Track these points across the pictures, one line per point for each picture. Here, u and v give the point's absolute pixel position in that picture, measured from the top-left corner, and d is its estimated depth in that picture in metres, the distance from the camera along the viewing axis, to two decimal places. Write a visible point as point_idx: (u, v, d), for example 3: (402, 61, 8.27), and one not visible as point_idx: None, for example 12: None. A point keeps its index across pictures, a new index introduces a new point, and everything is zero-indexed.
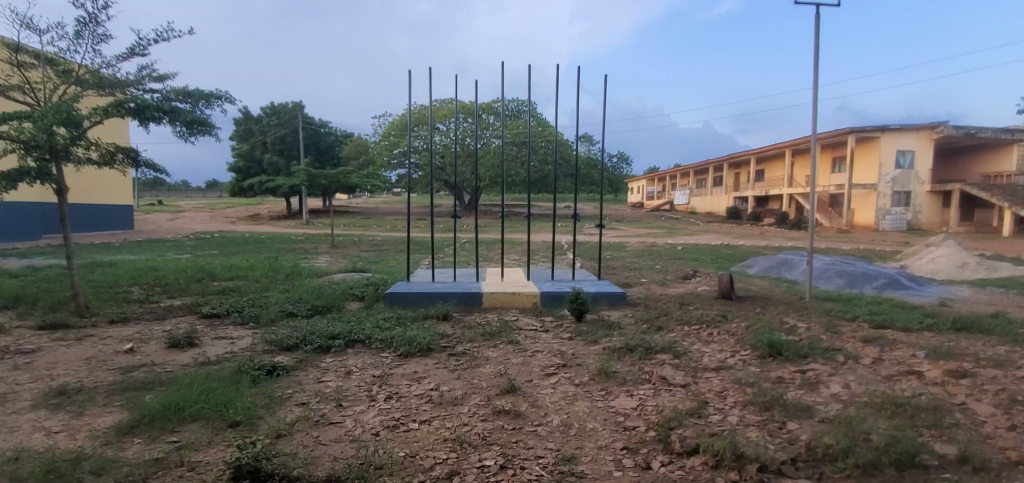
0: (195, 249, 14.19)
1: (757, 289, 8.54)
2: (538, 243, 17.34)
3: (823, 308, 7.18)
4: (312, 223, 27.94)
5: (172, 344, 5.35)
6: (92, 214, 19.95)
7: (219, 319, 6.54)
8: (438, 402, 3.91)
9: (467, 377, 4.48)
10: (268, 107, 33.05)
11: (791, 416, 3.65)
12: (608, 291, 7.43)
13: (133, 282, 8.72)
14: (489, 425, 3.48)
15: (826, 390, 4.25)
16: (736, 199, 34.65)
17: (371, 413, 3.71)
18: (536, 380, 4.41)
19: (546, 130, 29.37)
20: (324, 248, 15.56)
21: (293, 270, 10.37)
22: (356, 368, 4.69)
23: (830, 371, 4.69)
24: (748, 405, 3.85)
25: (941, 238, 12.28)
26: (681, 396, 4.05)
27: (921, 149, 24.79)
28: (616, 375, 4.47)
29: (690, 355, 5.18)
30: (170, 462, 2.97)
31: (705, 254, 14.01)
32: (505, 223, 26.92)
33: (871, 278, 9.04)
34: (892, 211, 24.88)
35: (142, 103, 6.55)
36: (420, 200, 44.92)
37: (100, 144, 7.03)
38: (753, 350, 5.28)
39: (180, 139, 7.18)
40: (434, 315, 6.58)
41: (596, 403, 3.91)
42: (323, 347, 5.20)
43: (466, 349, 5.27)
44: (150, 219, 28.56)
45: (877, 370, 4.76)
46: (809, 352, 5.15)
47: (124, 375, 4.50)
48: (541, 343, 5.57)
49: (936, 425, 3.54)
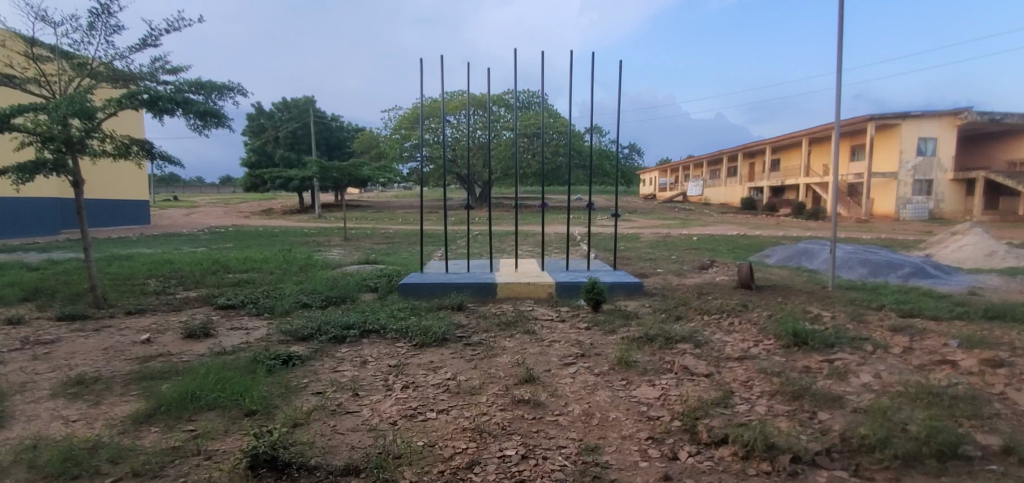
0: (211, 242, 14.33)
1: (776, 279, 8.35)
2: (552, 235, 17.17)
3: (847, 297, 6.98)
4: (323, 217, 28.01)
5: (188, 335, 5.33)
6: (107, 210, 20.12)
7: (234, 311, 6.52)
8: (456, 391, 3.84)
9: (483, 366, 4.40)
10: (279, 102, 33.28)
11: (822, 406, 3.51)
12: (625, 281, 7.29)
13: (148, 274, 8.77)
14: (508, 414, 3.40)
15: (856, 379, 4.10)
16: (751, 189, 34.11)
17: (388, 403, 3.64)
18: (554, 370, 4.31)
19: (558, 121, 29.04)
20: (336, 242, 15.55)
21: (307, 262, 10.38)
22: (372, 358, 4.64)
23: (859, 360, 4.54)
24: (776, 395, 3.72)
25: (968, 226, 11.90)
26: (705, 385, 3.93)
27: (943, 137, 24.11)
28: (636, 365, 4.37)
29: (712, 344, 5.05)
30: (186, 451, 2.93)
31: (722, 244, 13.77)
32: (518, 216, 26.79)
33: (896, 267, 8.79)
34: (913, 200, 24.31)
35: (156, 94, 6.53)
36: (431, 194, 44.83)
37: (116, 137, 7.07)
38: (777, 339, 5.13)
39: (193, 132, 7.18)
40: (449, 306, 6.51)
41: (617, 393, 3.80)
42: (338, 337, 5.15)
43: (483, 339, 5.19)
44: (166, 214, 28.93)
45: (908, 360, 4.59)
46: (836, 341, 4.99)
47: (140, 365, 4.49)
48: (557, 332, 5.48)
49: (976, 416, 3.38)
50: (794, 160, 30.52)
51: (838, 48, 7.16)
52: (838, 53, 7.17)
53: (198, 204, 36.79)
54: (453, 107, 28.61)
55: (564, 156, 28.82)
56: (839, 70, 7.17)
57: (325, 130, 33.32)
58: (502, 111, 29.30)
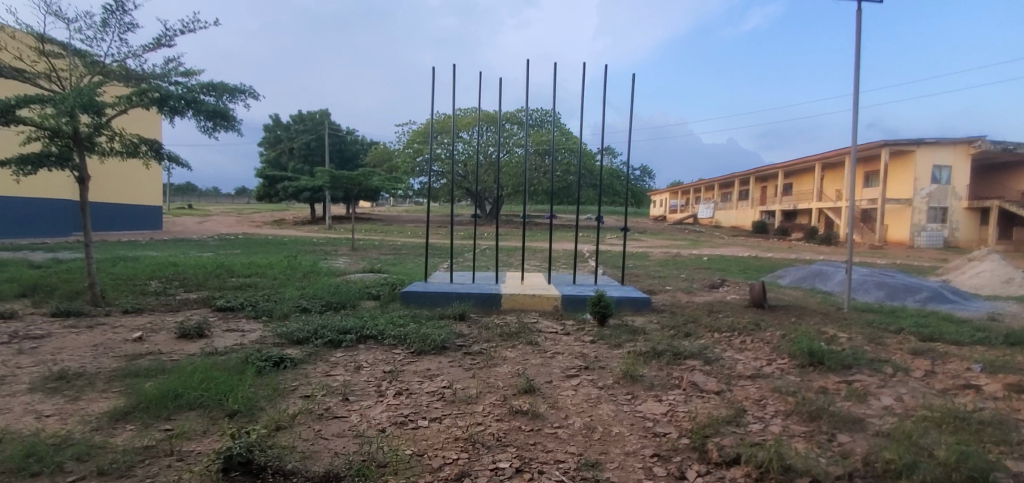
0: (219, 248, 14.38)
1: (789, 299, 8.08)
2: (559, 251, 17.02)
3: (863, 319, 6.68)
4: (333, 228, 28.15)
5: (181, 334, 5.20)
6: (118, 214, 20.26)
7: (231, 313, 6.40)
8: (451, 400, 3.64)
9: (482, 375, 4.20)
10: (295, 114, 33.83)
11: (840, 428, 3.26)
12: (632, 296, 7.08)
13: (151, 276, 8.72)
14: (503, 425, 3.20)
15: (876, 402, 3.84)
16: (763, 213, 33.75)
17: (378, 409, 3.46)
18: (556, 381, 4.10)
19: (569, 139, 29.14)
20: (344, 251, 15.53)
21: (311, 269, 10.30)
22: (367, 364, 4.46)
23: (878, 382, 4.28)
24: (791, 415, 3.47)
25: (987, 252, 11.55)
26: (716, 403, 3.69)
27: (960, 164, 23.71)
28: (643, 379, 4.14)
29: (723, 362, 4.80)
30: (159, 451, 2.78)
31: (733, 265, 13.51)
32: (526, 232, 26.72)
33: (913, 291, 8.48)
34: (928, 227, 23.83)
35: (166, 93, 6.56)
36: (441, 210, 45.02)
37: (124, 135, 7.17)
38: (791, 359, 4.86)
39: (203, 133, 7.19)
40: (451, 315, 6.32)
41: (621, 407, 3.58)
42: (334, 342, 4.99)
43: (484, 348, 5.00)
44: (178, 222, 29.26)
45: (930, 383, 4.32)
46: (854, 362, 4.72)
47: (127, 362, 4.37)
48: (561, 344, 5.27)
49: (1006, 442, 3.12)
50: (807, 184, 30.21)
51: (855, 64, 7.00)
52: (854, 70, 7.01)
53: (211, 212, 37.26)
54: (464, 123, 28.71)
55: (574, 174, 28.83)
56: (856, 87, 7.01)
57: (338, 142, 33.70)
58: (514, 128, 29.35)
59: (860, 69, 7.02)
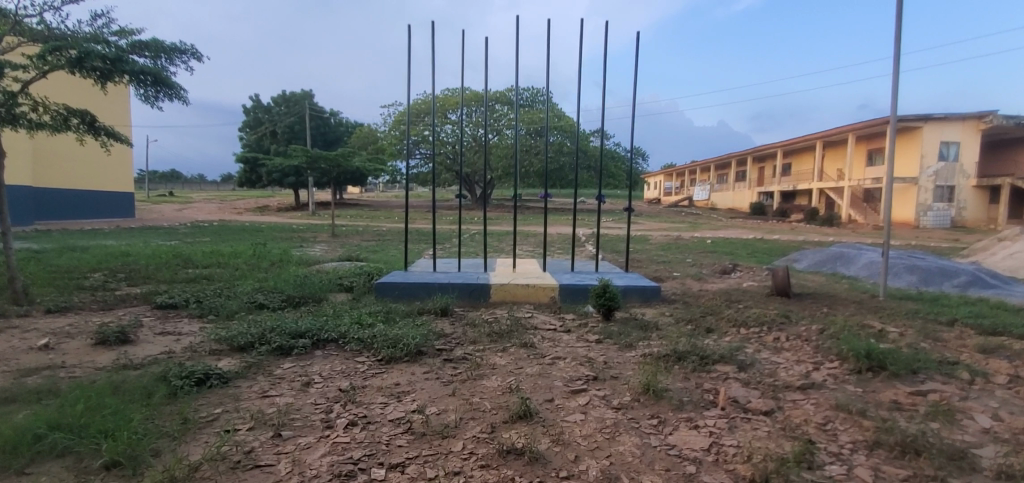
0: (187, 236, 13.29)
1: (814, 286, 7.22)
2: (554, 236, 16.10)
3: (907, 309, 5.85)
4: (316, 214, 26.96)
5: (98, 341, 4.22)
6: (80, 201, 18.83)
7: (173, 312, 5.41)
8: (421, 432, 2.73)
9: (465, 393, 3.29)
10: (278, 96, 32.52)
11: (952, 469, 2.41)
12: (640, 285, 6.17)
13: (94, 268, 7.67)
14: (489, 475, 2.30)
15: (971, 422, 3.01)
16: (761, 194, 32.97)
17: (320, 450, 2.53)
18: (559, 400, 3.20)
19: (562, 117, 28.05)
20: (324, 237, 14.53)
21: (282, 257, 9.30)
22: (319, 379, 3.52)
23: (960, 394, 3.45)
24: (875, 448, 2.61)
25: (1018, 232, 10.74)
26: (771, 430, 2.81)
27: (967, 141, 22.92)
28: (669, 395, 3.25)
29: (761, 367, 3.93)
30: None
31: (741, 248, 12.62)
32: (518, 216, 25.76)
33: (950, 275, 7.64)
34: (933, 207, 23.16)
35: (86, 49, 5.49)
36: (428, 195, 43.65)
37: (50, 105, 6.11)
38: (843, 362, 3.99)
39: (143, 103, 6.20)
40: (431, 310, 5.40)
41: (647, 440, 2.68)
42: (283, 349, 4.06)
43: (468, 354, 4.09)
44: (155, 209, 27.89)
45: (1021, 393, 3.51)
46: (921, 366, 3.87)
47: (16, 380, 3.41)
48: (561, 347, 4.36)
49: None
50: (807, 164, 29.40)
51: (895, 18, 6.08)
52: (896, 19, 6.06)
53: (192, 199, 35.69)
54: (450, 103, 27.52)
55: (568, 155, 27.95)
56: (895, 45, 6.10)
57: (321, 124, 32.51)
58: (503, 108, 28.18)
59: (899, 25, 6.10)
